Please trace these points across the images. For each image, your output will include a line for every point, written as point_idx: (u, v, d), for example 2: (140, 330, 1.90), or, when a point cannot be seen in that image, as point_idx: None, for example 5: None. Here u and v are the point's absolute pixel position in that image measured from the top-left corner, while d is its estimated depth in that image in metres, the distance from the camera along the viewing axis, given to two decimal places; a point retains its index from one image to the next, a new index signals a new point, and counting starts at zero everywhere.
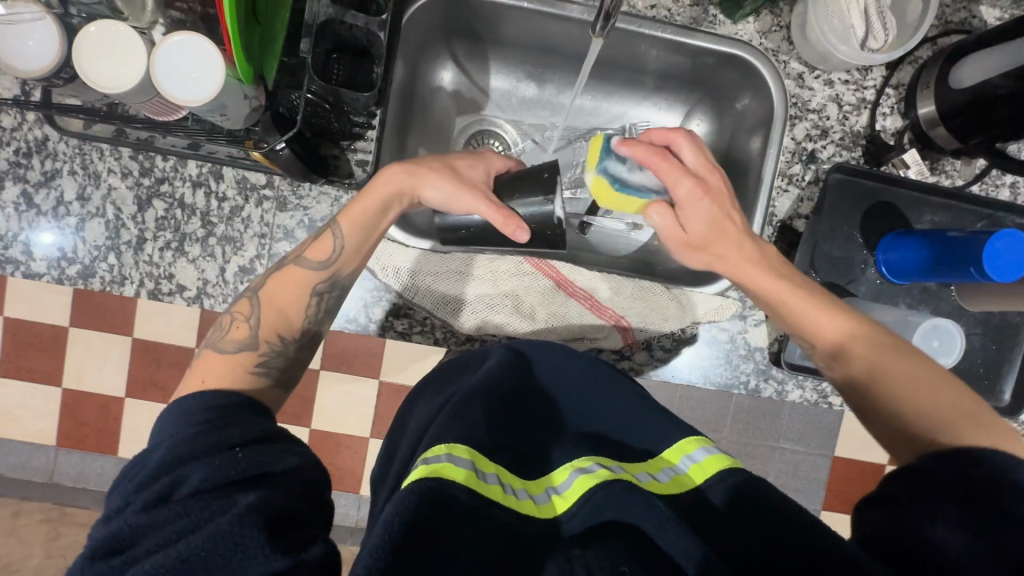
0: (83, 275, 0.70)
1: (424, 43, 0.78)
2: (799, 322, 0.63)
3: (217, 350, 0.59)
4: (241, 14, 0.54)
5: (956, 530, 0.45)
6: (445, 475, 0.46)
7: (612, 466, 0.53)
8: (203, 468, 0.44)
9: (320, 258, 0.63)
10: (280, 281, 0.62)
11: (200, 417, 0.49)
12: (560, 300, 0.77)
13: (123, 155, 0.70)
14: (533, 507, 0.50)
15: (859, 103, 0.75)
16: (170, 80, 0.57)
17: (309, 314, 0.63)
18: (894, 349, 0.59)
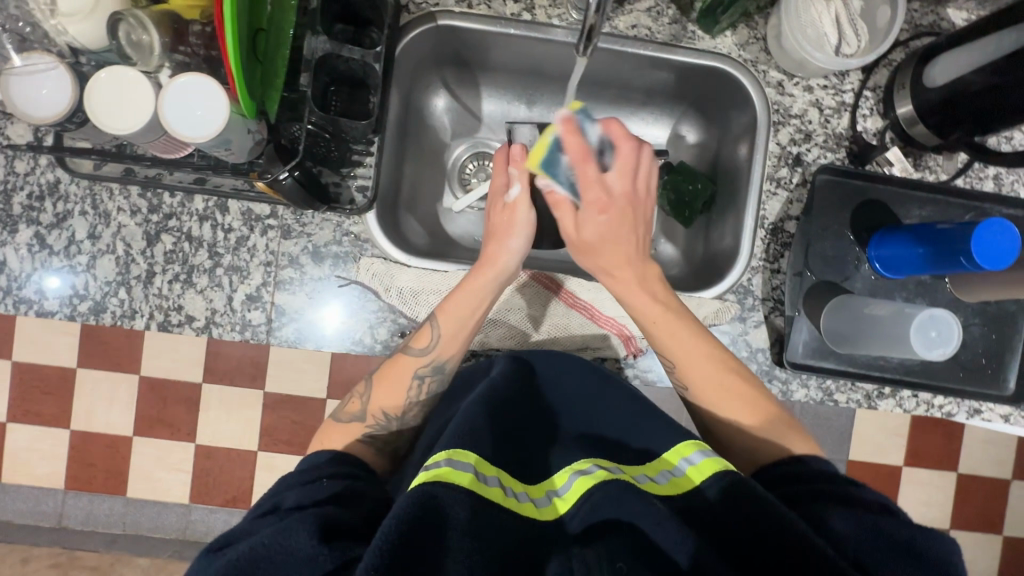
0: (94, 310, 0.72)
1: (417, 73, 0.81)
2: (625, 297, 0.66)
3: (334, 421, 0.65)
4: (242, 54, 0.57)
5: (848, 521, 0.50)
6: (446, 479, 0.48)
7: (610, 468, 0.54)
8: (299, 491, 0.51)
9: (424, 346, 0.66)
10: (391, 371, 0.66)
11: (314, 465, 0.57)
12: (561, 311, 0.78)
13: (132, 193, 0.72)
14: (533, 510, 0.52)
15: (839, 106, 0.78)
16: (177, 121, 0.60)
17: (412, 396, 0.66)
18: (718, 366, 0.65)
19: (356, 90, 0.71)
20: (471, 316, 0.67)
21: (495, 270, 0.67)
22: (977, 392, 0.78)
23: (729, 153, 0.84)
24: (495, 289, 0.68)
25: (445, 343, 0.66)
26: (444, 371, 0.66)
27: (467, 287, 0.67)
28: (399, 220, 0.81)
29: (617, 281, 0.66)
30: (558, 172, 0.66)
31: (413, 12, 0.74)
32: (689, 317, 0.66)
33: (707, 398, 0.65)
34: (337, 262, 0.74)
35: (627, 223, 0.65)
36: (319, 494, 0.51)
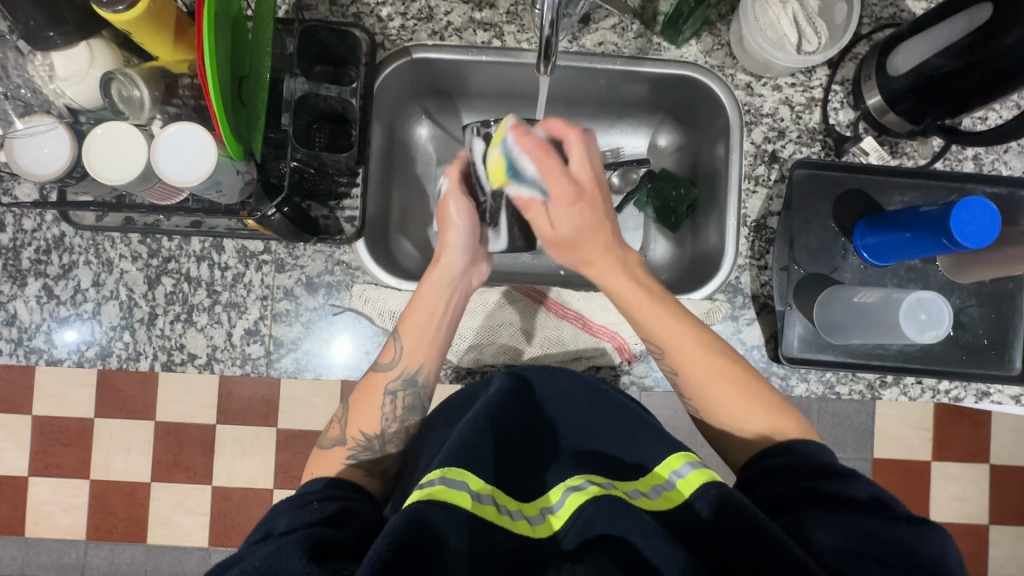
0: (101, 355, 0.75)
1: (398, 105, 0.84)
2: (608, 283, 0.66)
3: (320, 449, 0.67)
4: (226, 99, 0.60)
5: (832, 531, 0.49)
6: (438, 497, 0.48)
7: (603, 483, 0.54)
8: (290, 516, 0.52)
9: (391, 361, 0.70)
10: (365, 389, 0.70)
11: (307, 495, 0.58)
12: (552, 323, 0.78)
13: (133, 240, 0.76)
14: (528, 528, 0.52)
15: (810, 102, 0.79)
16: (168, 166, 0.63)
17: (387, 414, 0.69)
18: (707, 352, 0.65)
19: (338, 125, 0.74)
20: (433, 326, 0.71)
21: (444, 272, 0.71)
22: (982, 373, 0.76)
23: (708, 156, 0.86)
24: (451, 294, 0.72)
25: (409, 353, 0.70)
26: (415, 381, 0.70)
27: (424, 299, 0.71)
28: (390, 247, 0.83)
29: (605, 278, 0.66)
30: (523, 175, 0.63)
31: (388, 47, 0.77)
32: (665, 296, 0.67)
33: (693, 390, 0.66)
34: (330, 292, 0.76)
35: (575, 205, 0.63)
36: (315, 517, 0.52)
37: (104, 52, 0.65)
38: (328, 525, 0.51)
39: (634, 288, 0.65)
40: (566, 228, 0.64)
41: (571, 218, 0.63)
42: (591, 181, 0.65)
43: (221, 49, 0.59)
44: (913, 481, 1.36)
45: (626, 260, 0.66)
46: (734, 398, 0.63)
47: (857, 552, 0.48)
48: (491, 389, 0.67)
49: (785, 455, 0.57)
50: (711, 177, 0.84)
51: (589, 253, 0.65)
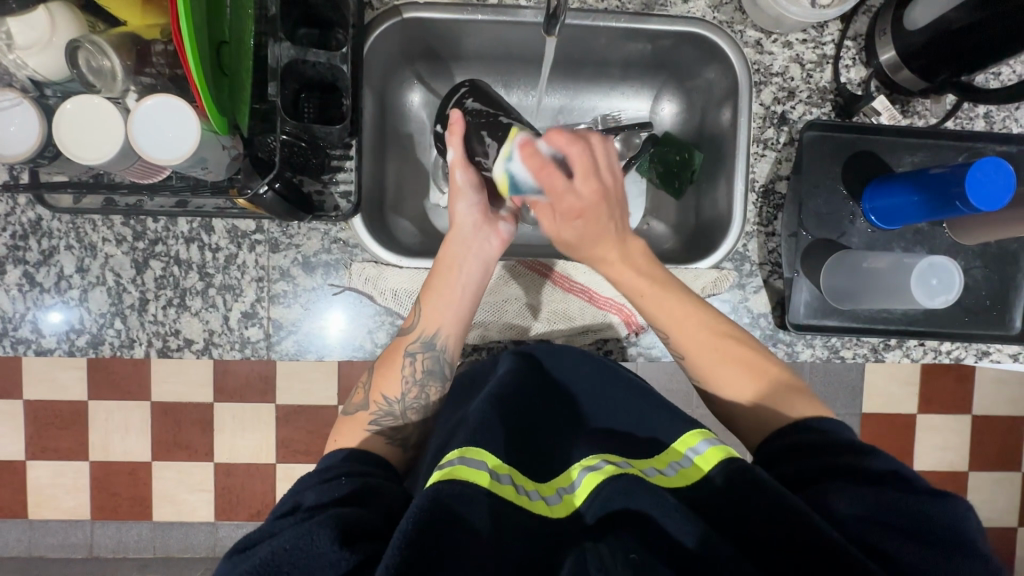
0: (93, 343, 0.72)
1: (388, 71, 0.79)
2: (620, 280, 0.66)
3: (346, 415, 0.67)
4: (206, 70, 0.56)
5: (851, 501, 0.49)
6: (460, 476, 0.48)
7: (619, 462, 0.55)
8: (316, 491, 0.52)
9: (412, 326, 0.69)
10: (386, 360, 0.68)
11: (328, 470, 0.57)
12: (559, 296, 0.77)
13: (115, 222, 0.72)
14: (545, 507, 0.52)
15: (821, 59, 0.76)
16: (148, 143, 0.59)
17: (408, 377, 0.67)
18: (672, 291, 0.66)
19: (327, 96, 0.68)
20: (453, 291, 0.69)
21: (454, 234, 0.70)
22: (984, 334, 0.77)
23: (715, 117, 0.82)
24: (463, 254, 0.70)
25: (427, 316, 0.68)
26: (434, 346, 0.68)
27: (444, 263, 0.70)
28: (386, 222, 0.80)
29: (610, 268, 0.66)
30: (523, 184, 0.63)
31: (376, 7, 0.72)
32: (672, 284, 0.66)
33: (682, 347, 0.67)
34: (329, 271, 0.73)
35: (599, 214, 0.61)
36: (339, 494, 0.52)
37: (66, 18, 0.59)
38: (353, 502, 0.51)
39: (634, 275, 0.65)
40: (568, 232, 0.63)
41: (583, 224, 0.62)
42: (608, 177, 0.62)
43: (199, 16, 0.54)
44: (900, 434, 1.40)
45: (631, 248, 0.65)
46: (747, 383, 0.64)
47: (882, 523, 0.48)
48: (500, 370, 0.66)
49: (795, 436, 0.57)
50: (716, 143, 0.82)
51: (599, 251, 0.65)
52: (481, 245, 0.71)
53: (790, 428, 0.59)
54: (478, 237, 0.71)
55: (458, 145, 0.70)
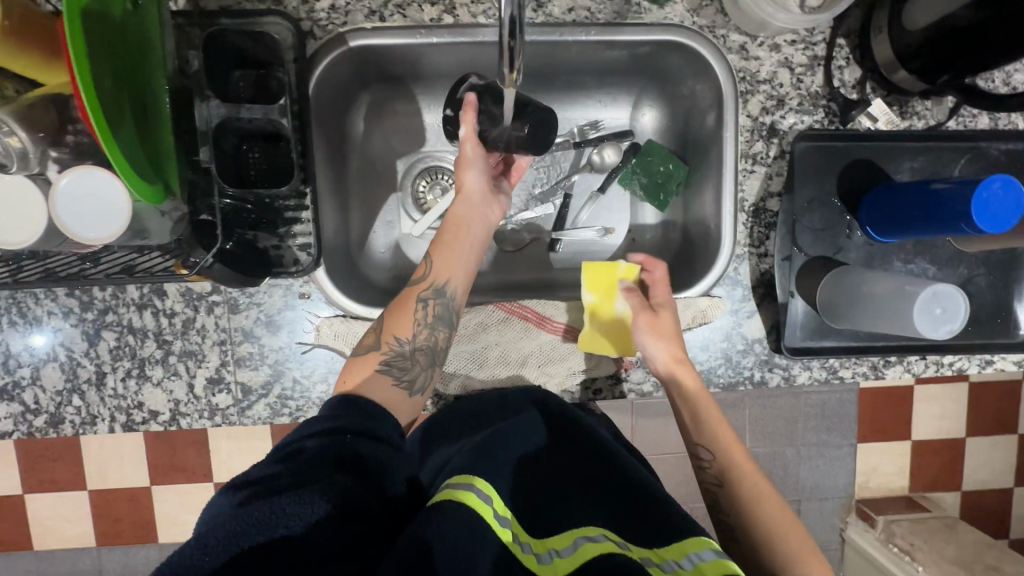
0: (52, 423, 0.68)
1: (342, 102, 0.73)
2: (681, 403, 0.66)
3: (353, 357, 0.61)
4: (121, 137, 0.49)
5: None
6: (468, 502, 0.46)
7: (618, 541, 0.50)
8: (323, 442, 0.47)
9: (422, 275, 0.65)
10: (397, 312, 0.63)
11: (329, 415, 0.51)
12: (541, 335, 0.73)
13: (59, 294, 0.67)
14: (534, 563, 0.46)
15: (812, 61, 0.70)
16: (69, 221, 0.53)
17: (421, 320, 0.63)
18: (729, 436, 0.65)
19: (273, 143, 0.64)
20: (462, 244, 0.67)
21: (465, 199, 0.69)
22: (988, 344, 0.74)
23: (699, 126, 0.76)
24: (474, 220, 0.69)
25: (439, 266, 0.65)
26: (447, 294, 0.64)
27: (452, 220, 0.68)
28: (357, 266, 0.76)
29: (674, 381, 0.66)
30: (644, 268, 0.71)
31: (319, 36, 0.65)
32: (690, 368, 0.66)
33: (732, 485, 0.62)
34: (295, 328, 0.69)
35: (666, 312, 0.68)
36: (346, 453, 0.46)
37: None
38: (354, 475, 0.45)
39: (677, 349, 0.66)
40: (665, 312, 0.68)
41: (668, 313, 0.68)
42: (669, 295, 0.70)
43: (107, 79, 0.48)
44: None
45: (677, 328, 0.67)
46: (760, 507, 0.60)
47: None
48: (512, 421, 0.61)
49: None
50: (700, 148, 0.76)
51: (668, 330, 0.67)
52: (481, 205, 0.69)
53: None
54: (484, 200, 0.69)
55: (473, 126, 0.66)
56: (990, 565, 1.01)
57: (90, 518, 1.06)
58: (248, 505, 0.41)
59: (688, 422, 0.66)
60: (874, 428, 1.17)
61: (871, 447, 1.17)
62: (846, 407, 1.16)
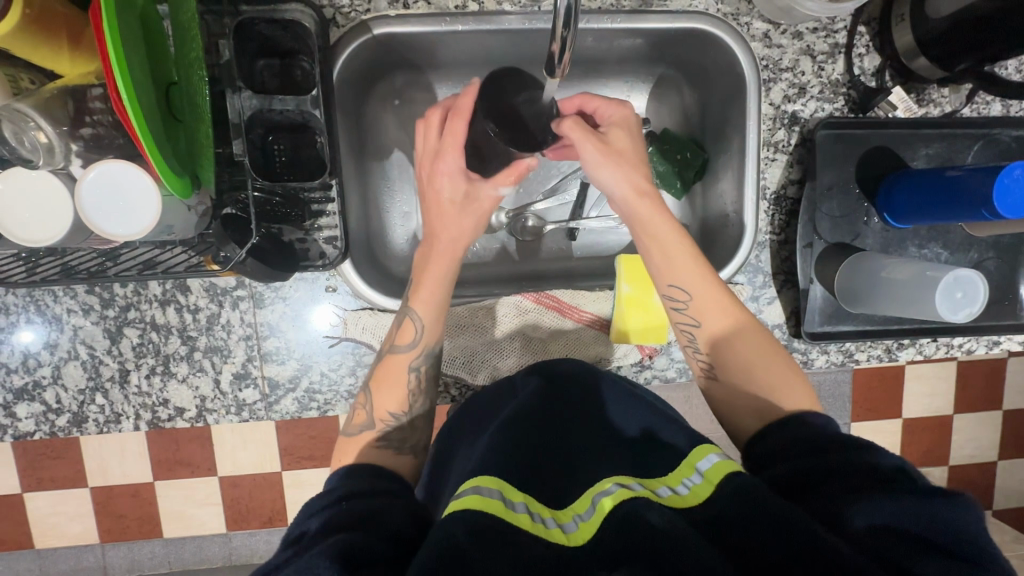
0: (75, 422, 0.67)
1: (363, 89, 0.72)
2: (674, 275, 0.60)
3: (343, 435, 0.60)
4: (151, 117, 0.47)
5: (868, 518, 0.42)
6: (477, 502, 0.45)
7: (631, 484, 0.48)
8: (321, 515, 0.47)
9: (410, 342, 0.61)
10: (383, 374, 0.62)
11: (324, 491, 0.51)
12: (566, 323, 0.74)
13: (78, 291, 0.65)
14: (561, 536, 0.45)
15: (833, 49, 0.71)
16: (97, 218, 0.51)
17: (413, 389, 0.62)
18: (729, 313, 0.59)
19: (298, 135, 0.63)
20: (438, 276, 0.62)
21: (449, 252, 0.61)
22: (995, 326, 0.76)
23: (717, 114, 0.76)
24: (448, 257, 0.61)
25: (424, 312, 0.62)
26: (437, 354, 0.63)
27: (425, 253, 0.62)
28: (378, 258, 0.75)
29: (660, 247, 0.60)
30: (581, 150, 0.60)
31: (342, 24, 0.63)
32: (743, 307, 0.60)
33: (725, 365, 0.59)
34: (321, 321, 0.68)
35: (660, 209, 0.60)
36: (348, 512, 0.46)
37: None
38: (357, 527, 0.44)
39: (692, 267, 0.59)
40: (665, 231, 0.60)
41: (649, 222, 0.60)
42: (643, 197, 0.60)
43: (139, 70, 0.47)
44: None
45: (696, 249, 0.61)
46: (750, 369, 0.58)
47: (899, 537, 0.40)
48: (523, 393, 0.65)
49: (792, 434, 0.51)
50: (720, 136, 0.76)
51: (678, 259, 0.60)
52: (463, 227, 0.61)
53: (786, 424, 0.52)
54: (466, 219, 0.60)
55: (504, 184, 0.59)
56: None
57: (94, 515, 1.04)
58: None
59: (693, 334, 0.61)
60: (870, 406, 1.21)
61: (867, 426, 1.21)
62: (844, 387, 1.19)
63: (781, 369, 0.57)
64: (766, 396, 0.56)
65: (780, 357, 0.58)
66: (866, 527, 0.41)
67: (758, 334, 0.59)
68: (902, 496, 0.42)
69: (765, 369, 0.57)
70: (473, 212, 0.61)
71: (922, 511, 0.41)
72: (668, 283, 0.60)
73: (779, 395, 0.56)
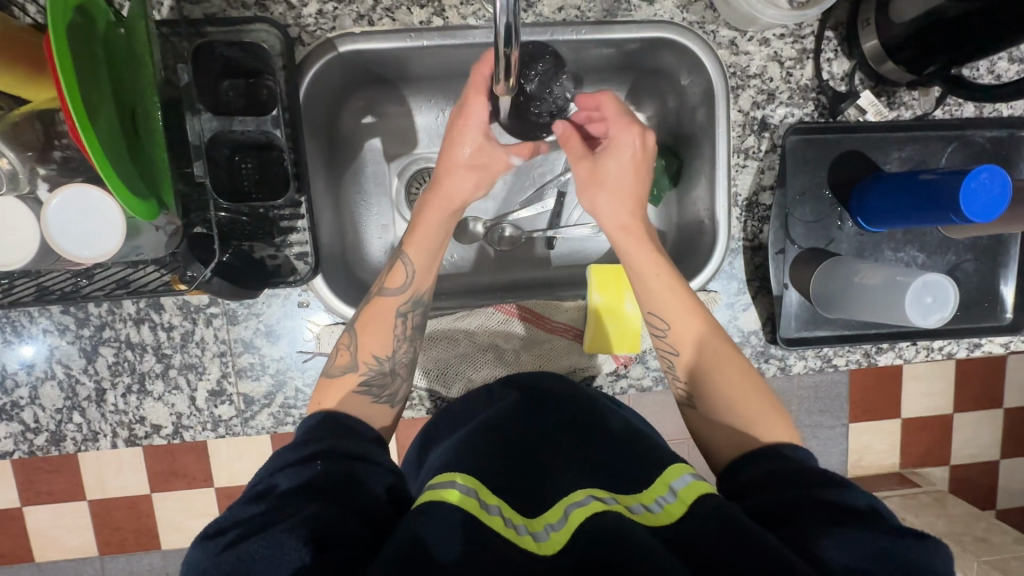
0: (53, 441, 0.68)
1: (334, 104, 0.72)
2: (654, 305, 0.62)
3: (325, 375, 0.60)
4: (106, 143, 0.47)
5: (845, 550, 0.40)
6: (448, 500, 0.46)
7: (606, 498, 0.48)
8: (291, 473, 0.46)
9: (400, 284, 0.62)
10: (371, 313, 0.61)
11: (301, 441, 0.50)
12: (541, 333, 0.74)
13: (53, 312, 0.66)
14: (532, 544, 0.45)
15: (801, 55, 0.71)
16: (65, 241, 0.52)
17: (399, 334, 0.61)
18: (710, 342, 0.60)
19: (266, 153, 0.64)
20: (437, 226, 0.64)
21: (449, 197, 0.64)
22: (976, 328, 0.76)
23: (689, 121, 0.76)
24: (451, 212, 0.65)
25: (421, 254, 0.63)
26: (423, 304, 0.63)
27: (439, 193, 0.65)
28: (353, 272, 0.75)
29: (640, 273, 0.62)
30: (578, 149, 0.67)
31: (308, 42, 0.64)
32: (725, 336, 0.61)
33: (703, 395, 0.59)
34: (294, 337, 0.69)
35: (639, 238, 0.63)
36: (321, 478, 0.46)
37: None
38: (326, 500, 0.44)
39: (672, 297, 0.61)
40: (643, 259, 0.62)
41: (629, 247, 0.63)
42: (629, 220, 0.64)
43: (96, 97, 0.48)
44: None
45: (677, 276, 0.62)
46: (728, 400, 0.57)
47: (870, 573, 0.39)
48: (500, 404, 0.65)
49: (771, 464, 0.50)
50: (692, 143, 0.76)
51: (657, 291, 0.61)
52: (474, 188, 0.66)
53: (763, 456, 0.51)
54: (474, 174, 0.65)
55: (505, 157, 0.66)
56: (978, 537, 1.07)
57: (85, 531, 1.05)
58: (225, 550, 0.40)
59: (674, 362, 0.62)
60: (863, 409, 1.20)
61: (861, 428, 1.20)
62: (835, 389, 1.18)
63: (760, 400, 0.57)
64: (744, 429, 0.55)
65: (759, 391, 0.57)
66: (841, 562, 0.40)
67: (738, 363, 0.59)
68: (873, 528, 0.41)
69: (745, 400, 0.57)
70: (484, 176, 0.66)
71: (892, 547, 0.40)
72: (649, 310, 0.62)
73: (758, 428, 0.54)
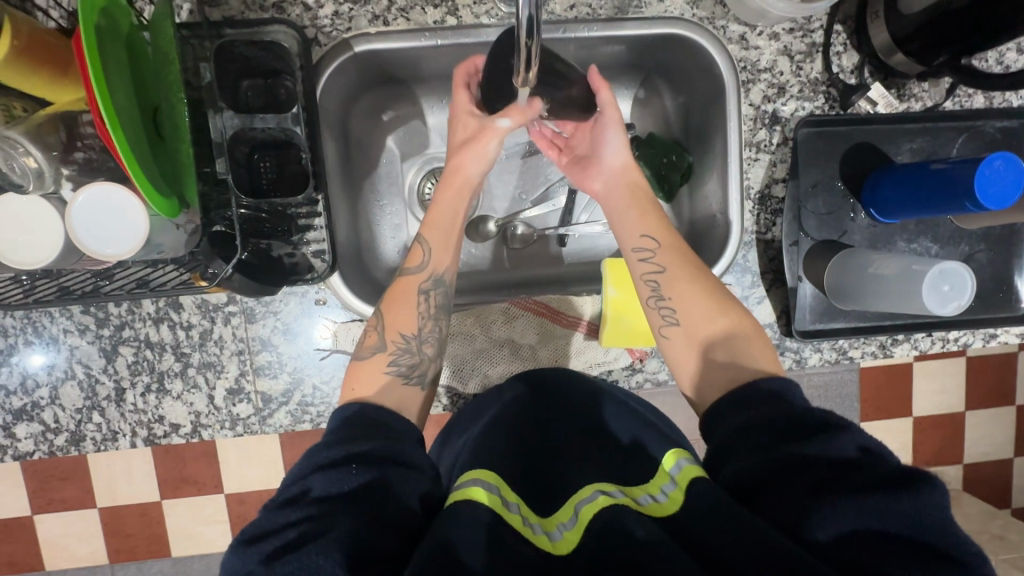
0: (73, 441, 0.68)
1: (348, 105, 0.73)
2: (643, 227, 0.62)
3: (357, 360, 0.59)
4: (133, 142, 0.48)
5: (833, 524, 0.40)
6: (470, 499, 0.46)
7: (613, 491, 0.48)
8: (324, 476, 0.45)
9: (420, 263, 0.62)
10: (393, 296, 0.62)
11: (329, 440, 0.49)
12: (556, 329, 0.74)
13: (74, 312, 0.67)
14: (546, 543, 0.46)
15: (810, 49, 0.71)
16: (88, 239, 0.53)
17: (422, 312, 0.61)
18: (702, 283, 0.59)
19: (282, 153, 0.65)
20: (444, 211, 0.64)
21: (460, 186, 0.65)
22: (991, 319, 0.75)
23: (699, 116, 0.76)
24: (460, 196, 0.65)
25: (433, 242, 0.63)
26: (445, 282, 0.62)
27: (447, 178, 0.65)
28: (367, 270, 0.76)
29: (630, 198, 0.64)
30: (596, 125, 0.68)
31: (324, 42, 0.65)
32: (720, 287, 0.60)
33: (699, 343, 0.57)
34: (310, 335, 0.69)
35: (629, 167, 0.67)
36: (353, 483, 0.44)
37: None
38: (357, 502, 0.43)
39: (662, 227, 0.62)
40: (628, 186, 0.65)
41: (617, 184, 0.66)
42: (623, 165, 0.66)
43: (122, 97, 0.49)
44: None
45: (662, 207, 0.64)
46: (729, 350, 0.55)
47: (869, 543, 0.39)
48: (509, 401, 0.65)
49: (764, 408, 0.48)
50: (703, 137, 0.76)
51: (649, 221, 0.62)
52: (479, 168, 0.66)
53: (763, 402, 0.49)
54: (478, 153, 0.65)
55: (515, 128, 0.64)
56: (997, 534, 1.06)
57: (100, 536, 1.05)
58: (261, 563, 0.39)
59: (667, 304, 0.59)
60: (876, 406, 1.19)
61: (875, 425, 1.19)
62: (848, 386, 1.17)
63: (758, 352, 0.55)
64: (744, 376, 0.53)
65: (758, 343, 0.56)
66: (832, 537, 0.40)
67: (737, 317, 0.57)
68: (871, 488, 0.40)
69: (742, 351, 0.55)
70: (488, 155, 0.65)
71: (898, 511, 0.39)
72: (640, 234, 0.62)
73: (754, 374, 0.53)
